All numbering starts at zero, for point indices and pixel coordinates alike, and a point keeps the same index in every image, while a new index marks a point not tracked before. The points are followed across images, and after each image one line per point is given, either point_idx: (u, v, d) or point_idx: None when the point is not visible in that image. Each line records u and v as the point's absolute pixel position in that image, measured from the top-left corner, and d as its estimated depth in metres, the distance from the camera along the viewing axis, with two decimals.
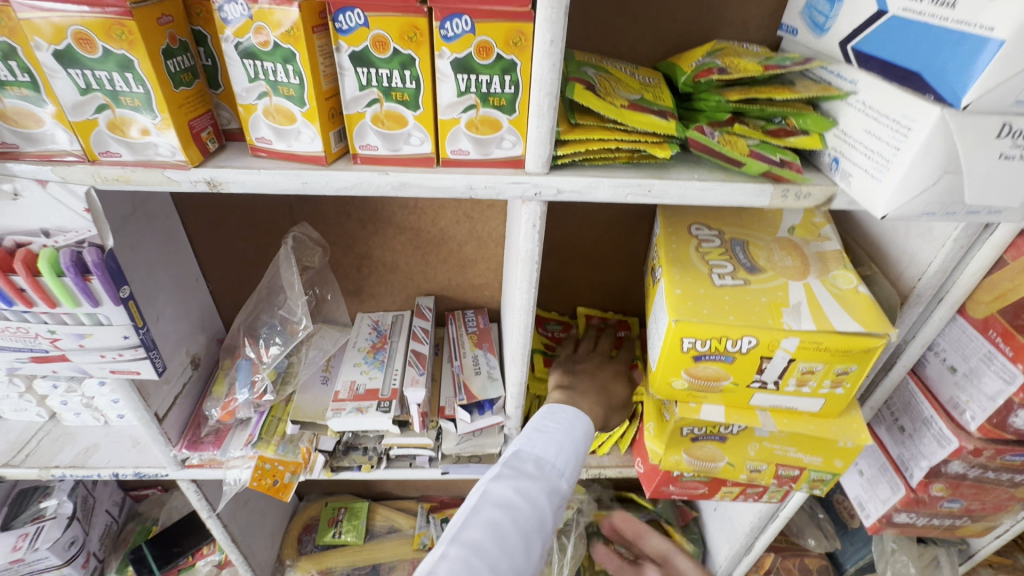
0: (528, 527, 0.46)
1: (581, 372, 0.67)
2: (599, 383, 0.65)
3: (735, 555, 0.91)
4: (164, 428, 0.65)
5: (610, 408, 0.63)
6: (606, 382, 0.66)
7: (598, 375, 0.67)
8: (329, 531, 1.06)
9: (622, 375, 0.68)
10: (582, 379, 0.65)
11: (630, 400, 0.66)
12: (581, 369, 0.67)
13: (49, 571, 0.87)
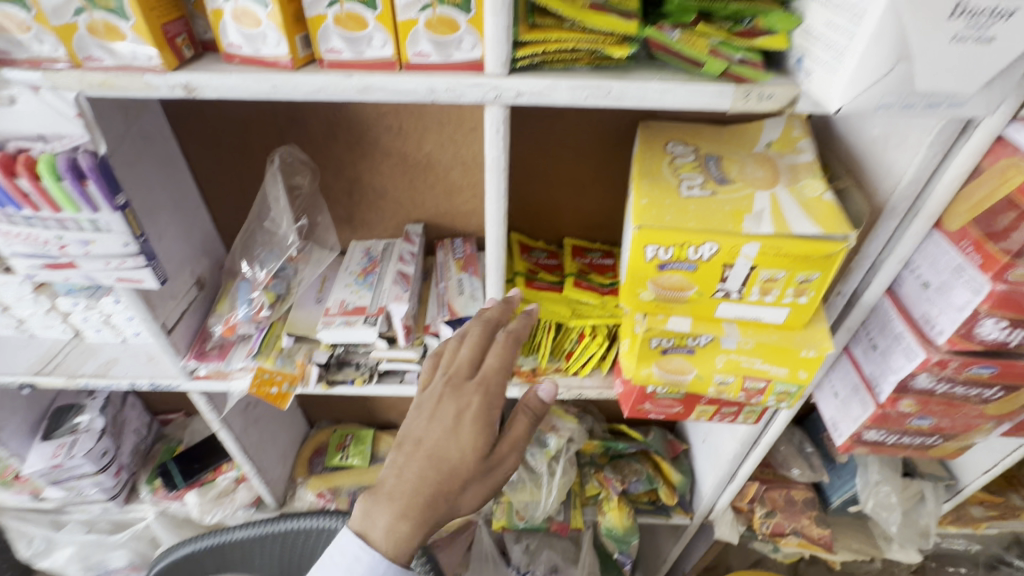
0: None
1: (416, 434, 0.53)
2: (431, 457, 0.52)
3: (721, 483, 0.96)
4: (172, 338, 0.71)
5: (445, 489, 0.51)
6: (436, 446, 0.52)
7: (433, 443, 0.52)
8: (337, 455, 1.13)
9: (464, 430, 0.52)
10: (410, 447, 0.53)
11: (482, 461, 0.52)
12: (414, 428, 0.54)
13: (87, 477, 0.98)
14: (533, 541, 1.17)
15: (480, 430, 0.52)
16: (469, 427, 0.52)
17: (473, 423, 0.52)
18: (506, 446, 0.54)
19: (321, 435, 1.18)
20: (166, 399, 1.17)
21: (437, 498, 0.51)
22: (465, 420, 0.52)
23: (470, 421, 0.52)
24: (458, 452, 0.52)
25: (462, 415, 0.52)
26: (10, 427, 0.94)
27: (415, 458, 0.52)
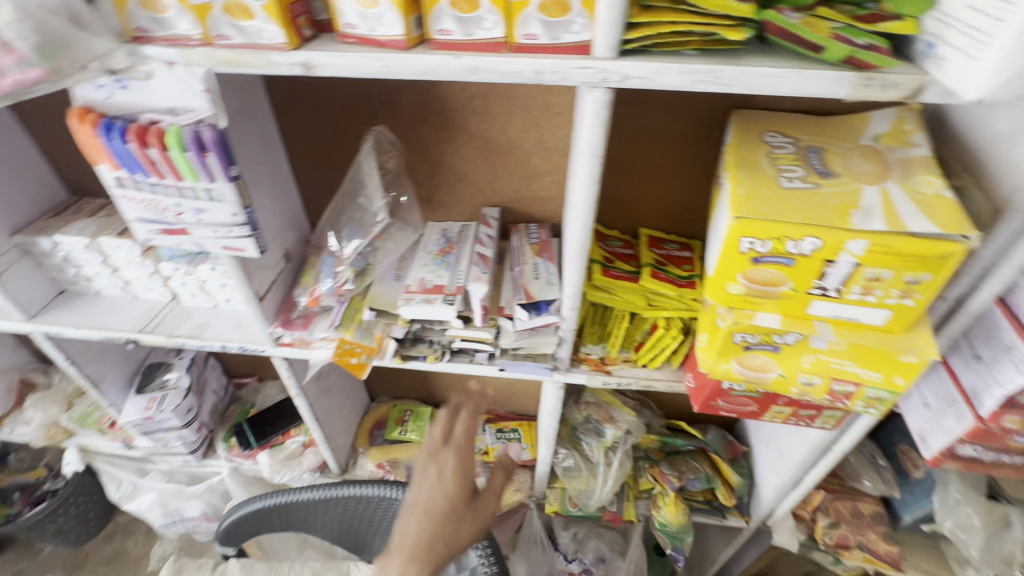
0: None
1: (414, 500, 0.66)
2: (427, 504, 0.65)
3: (783, 489, 0.93)
4: (263, 306, 0.75)
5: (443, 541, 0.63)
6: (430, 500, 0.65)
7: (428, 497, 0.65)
8: (396, 428, 1.18)
9: (450, 481, 0.67)
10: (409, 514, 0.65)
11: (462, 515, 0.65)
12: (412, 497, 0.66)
13: (173, 430, 1.06)
14: (582, 529, 1.17)
15: (460, 481, 0.67)
16: (452, 484, 0.67)
17: (455, 478, 0.67)
18: (485, 500, 0.69)
19: (381, 408, 1.23)
20: (241, 364, 1.25)
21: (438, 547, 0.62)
22: (449, 478, 0.67)
23: (450, 476, 0.67)
24: (449, 498, 0.65)
25: (445, 480, 0.67)
26: (109, 378, 1.03)
27: (411, 519, 0.64)
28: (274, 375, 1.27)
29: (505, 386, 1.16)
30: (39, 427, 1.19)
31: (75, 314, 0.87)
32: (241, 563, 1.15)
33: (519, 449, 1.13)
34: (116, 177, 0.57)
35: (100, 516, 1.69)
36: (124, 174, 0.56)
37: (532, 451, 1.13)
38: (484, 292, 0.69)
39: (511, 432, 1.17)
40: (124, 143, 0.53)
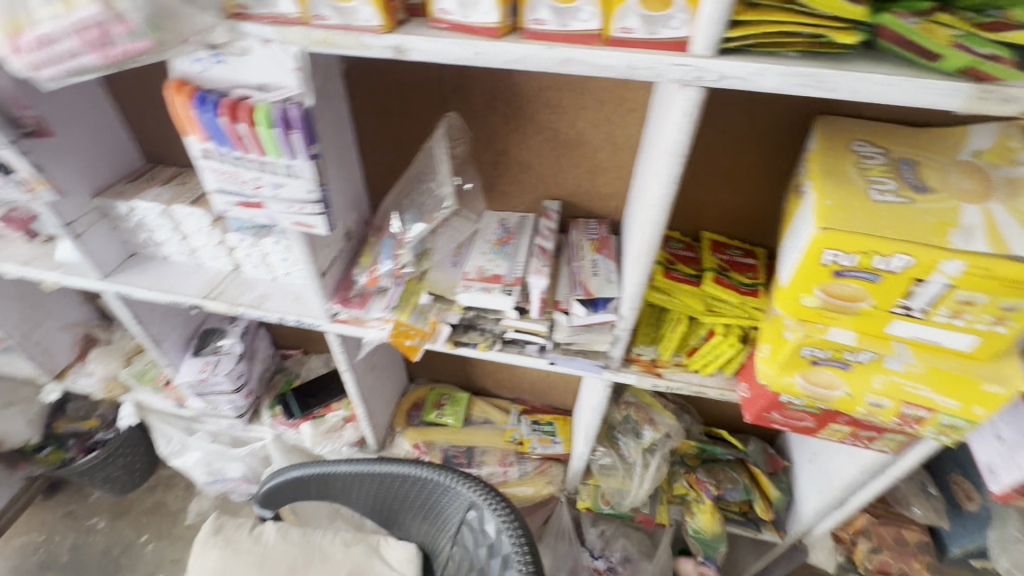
0: None
1: None
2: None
3: (825, 508, 0.90)
4: (323, 283, 0.77)
5: None
6: None
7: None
8: (433, 411, 1.19)
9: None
10: None
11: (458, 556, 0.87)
12: None
13: (224, 394, 1.10)
14: (609, 528, 1.17)
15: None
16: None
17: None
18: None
19: (420, 390, 1.24)
20: (288, 336, 1.29)
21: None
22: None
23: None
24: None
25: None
26: (169, 340, 1.08)
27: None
28: (318, 349, 1.30)
29: (544, 378, 1.16)
30: (99, 380, 1.26)
31: (145, 277, 0.91)
32: (278, 527, 1.20)
33: (553, 442, 1.13)
34: (203, 148, 0.59)
35: (144, 467, 1.78)
36: (212, 146, 0.58)
37: (566, 446, 1.13)
38: (544, 285, 0.70)
39: (546, 424, 1.17)
40: (216, 116, 0.54)
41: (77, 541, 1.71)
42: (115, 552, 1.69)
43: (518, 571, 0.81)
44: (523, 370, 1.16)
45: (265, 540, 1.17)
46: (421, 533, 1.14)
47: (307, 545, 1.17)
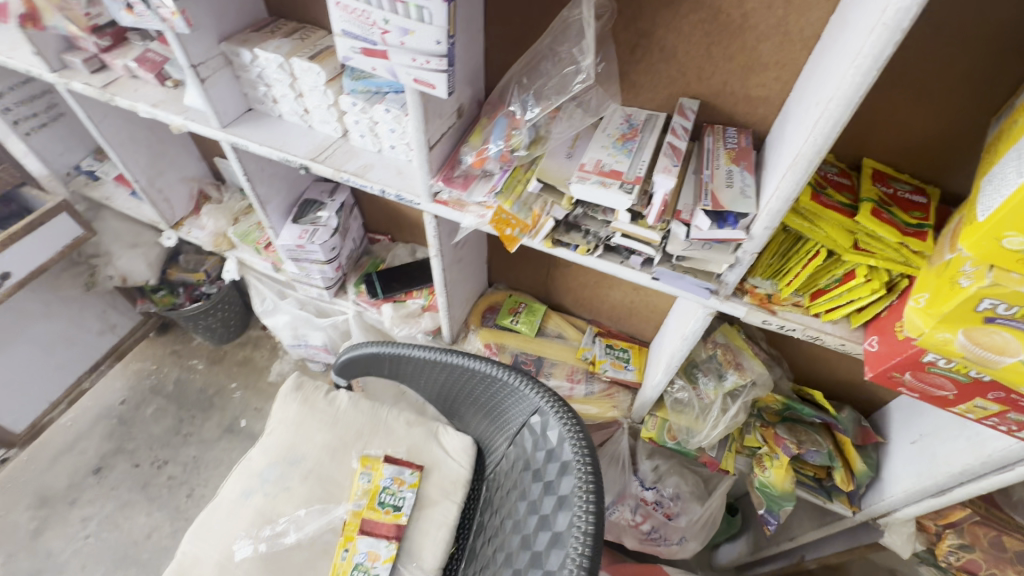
0: None
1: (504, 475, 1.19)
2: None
3: (918, 492, 0.82)
4: (430, 156, 0.74)
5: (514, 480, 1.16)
6: None
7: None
8: (507, 317, 1.19)
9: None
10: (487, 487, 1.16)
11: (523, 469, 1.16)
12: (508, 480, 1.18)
13: (317, 263, 1.14)
14: (665, 465, 1.15)
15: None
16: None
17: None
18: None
19: (497, 295, 1.24)
20: (380, 221, 1.31)
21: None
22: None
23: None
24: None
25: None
26: (273, 204, 1.12)
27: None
28: (406, 239, 1.32)
29: (627, 304, 1.11)
30: (209, 234, 1.35)
31: (259, 132, 0.93)
32: (351, 396, 1.28)
33: (626, 368, 1.10)
34: None
35: (238, 324, 1.98)
36: None
37: (638, 375, 1.09)
38: (671, 187, 0.62)
39: (621, 350, 1.13)
40: None
41: (180, 376, 1.95)
42: (210, 391, 1.91)
43: (577, 478, 0.81)
44: (607, 293, 1.11)
45: (338, 404, 1.26)
46: (480, 428, 1.19)
47: (374, 415, 1.25)
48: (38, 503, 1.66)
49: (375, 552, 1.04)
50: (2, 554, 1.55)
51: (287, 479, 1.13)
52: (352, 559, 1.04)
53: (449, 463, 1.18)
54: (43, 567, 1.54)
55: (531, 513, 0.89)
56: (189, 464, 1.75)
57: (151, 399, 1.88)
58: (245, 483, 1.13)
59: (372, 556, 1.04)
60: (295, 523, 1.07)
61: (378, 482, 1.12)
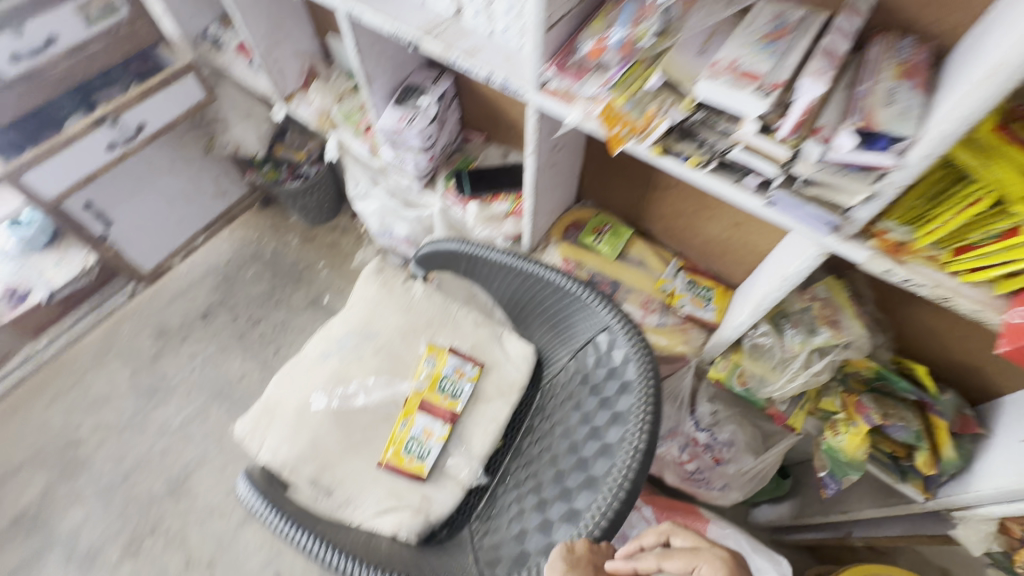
0: None
1: None
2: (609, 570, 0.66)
3: (1013, 491, 0.73)
4: (547, 39, 0.69)
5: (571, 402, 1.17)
6: None
7: (651, 558, 0.66)
8: (591, 236, 1.15)
9: (692, 540, 0.67)
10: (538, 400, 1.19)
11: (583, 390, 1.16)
12: None
13: (413, 151, 1.15)
14: (724, 411, 1.11)
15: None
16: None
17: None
18: (679, 532, 0.68)
19: (583, 212, 1.20)
20: (477, 118, 1.28)
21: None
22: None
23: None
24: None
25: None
26: (379, 82, 1.12)
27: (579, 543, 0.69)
28: (501, 140, 1.29)
29: (721, 241, 1.03)
30: (315, 111, 1.39)
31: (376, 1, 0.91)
32: (426, 288, 1.33)
33: (705, 307, 1.05)
34: None
35: (332, 207, 2.10)
36: None
37: (718, 315, 1.04)
38: (817, 94, 0.54)
39: (704, 288, 1.07)
40: None
41: (277, 247, 2.12)
42: (301, 266, 2.07)
43: (638, 398, 0.80)
44: (702, 227, 1.04)
45: (413, 293, 1.31)
46: (544, 339, 1.20)
47: (445, 309, 1.30)
48: (158, 333, 1.93)
49: (431, 430, 1.12)
50: (130, 367, 1.85)
51: (361, 350, 1.22)
52: (410, 431, 1.13)
53: (508, 365, 1.22)
54: (160, 386, 1.82)
55: (583, 423, 0.90)
56: (278, 326, 1.94)
57: (251, 264, 2.08)
58: (325, 346, 1.24)
59: (427, 432, 1.12)
60: (363, 389, 1.17)
61: (441, 369, 1.19)
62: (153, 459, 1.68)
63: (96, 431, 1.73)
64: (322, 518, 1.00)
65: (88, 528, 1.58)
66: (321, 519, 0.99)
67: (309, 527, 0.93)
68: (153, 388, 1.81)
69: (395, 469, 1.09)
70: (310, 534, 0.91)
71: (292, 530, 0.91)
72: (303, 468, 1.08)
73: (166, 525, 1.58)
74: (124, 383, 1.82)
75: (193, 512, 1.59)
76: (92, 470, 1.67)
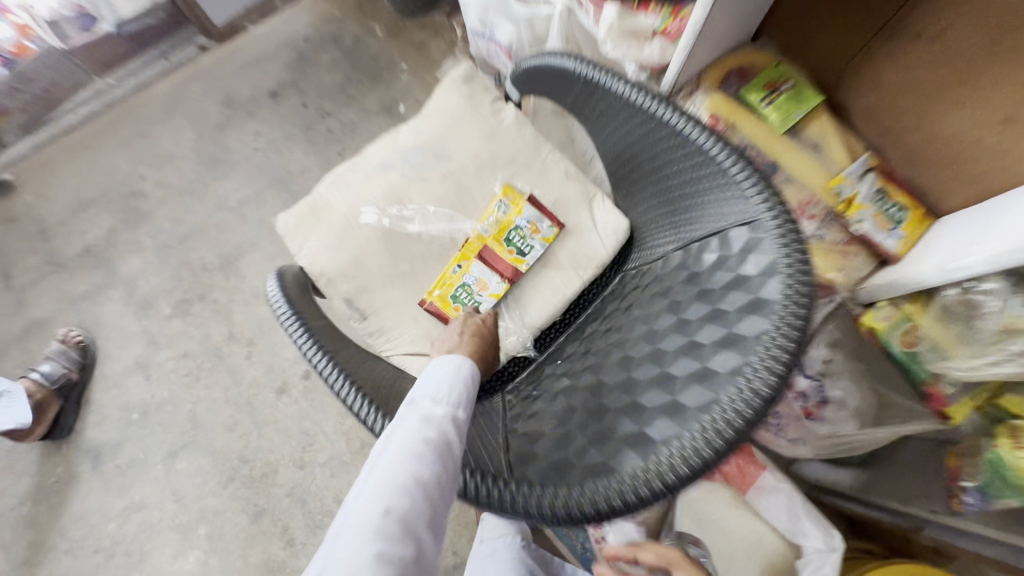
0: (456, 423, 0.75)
1: None
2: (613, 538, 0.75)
3: None
4: None
5: None
6: None
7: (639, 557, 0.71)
8: (760, 93, 0.81)
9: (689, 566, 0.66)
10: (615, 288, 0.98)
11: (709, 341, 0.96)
12: None
13: None
14: (842, 362, 0.87)
15: None
16: None
17: None
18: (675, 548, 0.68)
19: (758, 53, 0.85)
20: None
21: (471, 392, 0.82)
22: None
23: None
24: None
25: None
26: None
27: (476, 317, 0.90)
28: None
29: (960, 142, 0.70)
30: None
31: None
32: (518, 117, 1.07)
33: (889, 232, 0.77)
34: None
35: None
36: None
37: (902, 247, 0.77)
38: None
39: (896, 207, 0.77)
40: None
41: (359, 34, 1.83)
42: (380, 63, 1.81)
43: (773, 321, 0.59)
44: (938, 117, 0.71)
45: (502, 118, 1.06)
46: (646, 215, 0.95)
47: (534, 147, 1.05)
48: (225, 102, 1.78)
49: (485, 284, 0.97)
50: (196, 131, 1.76)
51: (427, 170, 1.02)
52: (461, 279, 0.97)
53: (592, 236, 1.00)
54: (222, 158, 1.73)
55: (677, 332, 0.71)
56: (346, 125, 1.76)
57: (329, 47, 1.82)
58: (387, 155, 1.04)
59: (479, 284, 0.97)
60: (421, 216, 1.00)
61: (514, 218, 0.98)
62: (208, 230, 1.66)
63: (159, 188, 1.71)
64: (346, 342, 0.89)
65: (146, 277, 1.63)
66: (348, 343, 0.88)
67: (328, 350, 0.81)
68: (214, 158, 1.73)
69: (435, 314, 0.96)
70: (328, 358, 0.79)
71: (312, 349, 0.80)
72: (340, 284, 0.97)
73: (214, 296, 1.60)
74: (188, 145, 1.75)
75: (239, 291, 1.60)
76: (153, 224, 1.68)
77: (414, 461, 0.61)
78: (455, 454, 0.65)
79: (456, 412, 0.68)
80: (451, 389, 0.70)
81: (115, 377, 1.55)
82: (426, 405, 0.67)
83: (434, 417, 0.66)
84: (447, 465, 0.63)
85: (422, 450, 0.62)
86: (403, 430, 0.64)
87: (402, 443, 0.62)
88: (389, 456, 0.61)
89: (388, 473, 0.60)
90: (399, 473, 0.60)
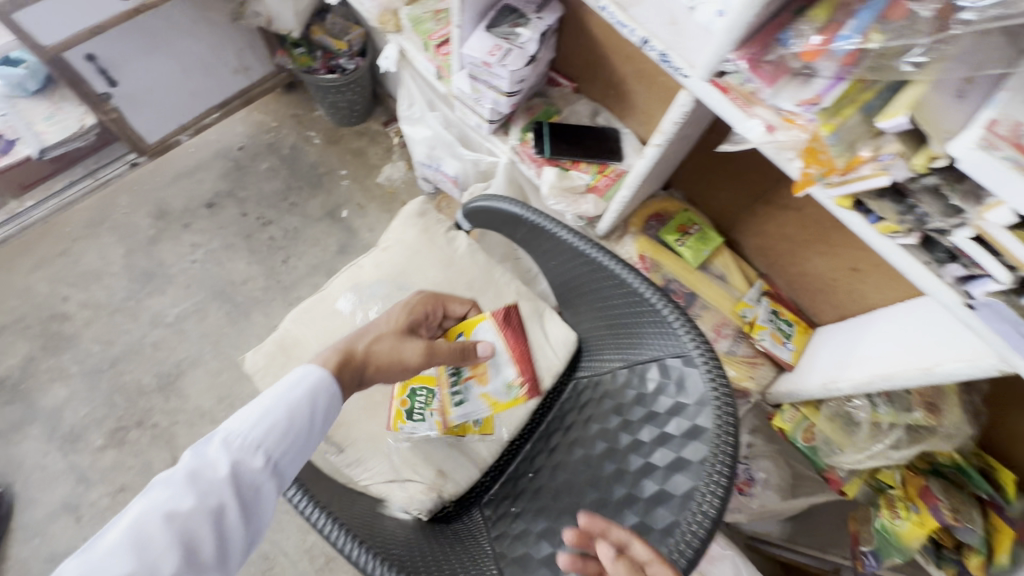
0: (239, 524, 0.62)
1: None
2: None
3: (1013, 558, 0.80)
4: (751, 20, 0.52)
5: None
6: None
7: None
8: (674, 235, 1.01)
9: None
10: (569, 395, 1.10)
11: None
12: None
13: (497, 92, 0.95)
14: (761, 445, 1.06)
15: None
16: None
17: None
18: None
19: (670, 202, 1.05)
20: (570, 61, 1.07)
21: (350, 372, 0.79)
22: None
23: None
24: None
25: None
26: None
27: (412, 298, 0.96)
28: (593, 95, 1.07)
29: (827, 279, 0.90)
30: (377, 5, 1.12)
31: None
32: (470, 244, 1.20)
33: (784, 346, 0.94)
34: None
35: (362, 109, 1.88)
36: None
37: (794, 357, 0.95)
38: None
39: (785, 322, 0.97)
40: None
41: (297, 143, 1.91)
42: (320, 170, 1.88)
43: (711, 446, 0.73)
44: (807, 259, 0.91)
45: (456, 247, 1.19)
46: (591, 328, 1.09)
47: (487, 272, 1.18)
48: (157, 214, 1.76)
49: (488, 381, 1.04)
50: (126, 245, 1.71)
51: (392, 301, 1.11)
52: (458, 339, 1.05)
53: (547, 350, 1.12)
54: (156, 273, 1.69)
55: (635, 452, 0.84)
56: (289, 232, 1.79)
57: (266, 156, 1.87)
58: (353, 290, 1.12)
59: (480, 379, 1.04)
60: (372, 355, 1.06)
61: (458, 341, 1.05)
62: (144, 349, 1.60)
63: (84, 308, 1.63)
64: (330, 489, 0.90)
65: (72, 408, 1.52)
66: (326, 482, 0.92)
67: (323, 504, 0.83)
68: (147, 273, 1.69)
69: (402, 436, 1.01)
70: (325, 512, 0.82)
71: (299, 498, 0.82)
72: None
73: (153, 421, 1.53)
74: (117, 261, 1.69)
75: (182, 412, 1.54)
76: (79, 347, 1.59)
77: (142, 550, 0.54)
78: (220, 518, 0.60)
79: (247, 458, 0.64)
80: (250, 429, 0.65)
81: (36, 525, 1.41)
82: (210, 454, 0.62)
83: (205, 472, 0.61)
84: (183, 545, 0.56)
85: (161, 530, 0.56)
86: (151, 496, 0.58)
87: (137, 517, 0.56)
88: (110, 536, 0.55)
89: (98, 559, 0.53)
90: (116, 564, 0.53)
